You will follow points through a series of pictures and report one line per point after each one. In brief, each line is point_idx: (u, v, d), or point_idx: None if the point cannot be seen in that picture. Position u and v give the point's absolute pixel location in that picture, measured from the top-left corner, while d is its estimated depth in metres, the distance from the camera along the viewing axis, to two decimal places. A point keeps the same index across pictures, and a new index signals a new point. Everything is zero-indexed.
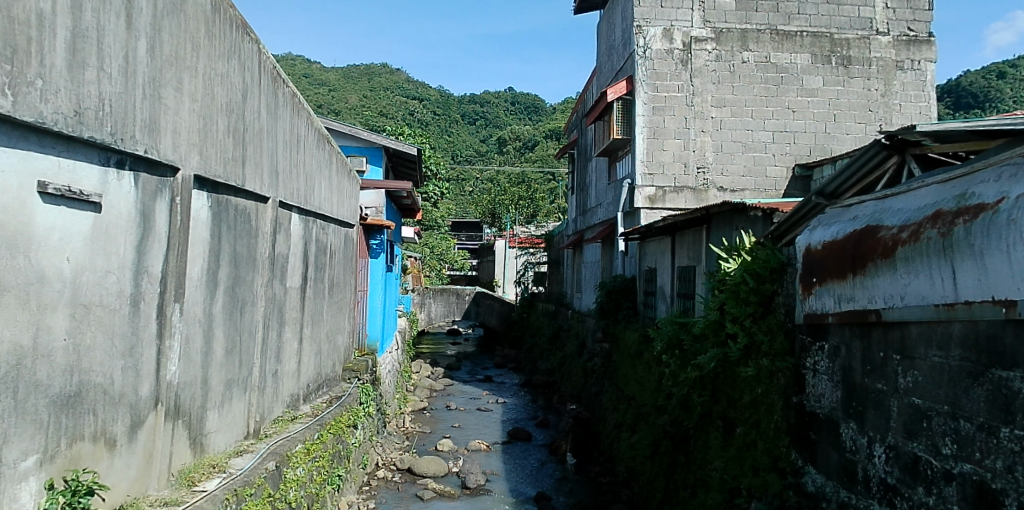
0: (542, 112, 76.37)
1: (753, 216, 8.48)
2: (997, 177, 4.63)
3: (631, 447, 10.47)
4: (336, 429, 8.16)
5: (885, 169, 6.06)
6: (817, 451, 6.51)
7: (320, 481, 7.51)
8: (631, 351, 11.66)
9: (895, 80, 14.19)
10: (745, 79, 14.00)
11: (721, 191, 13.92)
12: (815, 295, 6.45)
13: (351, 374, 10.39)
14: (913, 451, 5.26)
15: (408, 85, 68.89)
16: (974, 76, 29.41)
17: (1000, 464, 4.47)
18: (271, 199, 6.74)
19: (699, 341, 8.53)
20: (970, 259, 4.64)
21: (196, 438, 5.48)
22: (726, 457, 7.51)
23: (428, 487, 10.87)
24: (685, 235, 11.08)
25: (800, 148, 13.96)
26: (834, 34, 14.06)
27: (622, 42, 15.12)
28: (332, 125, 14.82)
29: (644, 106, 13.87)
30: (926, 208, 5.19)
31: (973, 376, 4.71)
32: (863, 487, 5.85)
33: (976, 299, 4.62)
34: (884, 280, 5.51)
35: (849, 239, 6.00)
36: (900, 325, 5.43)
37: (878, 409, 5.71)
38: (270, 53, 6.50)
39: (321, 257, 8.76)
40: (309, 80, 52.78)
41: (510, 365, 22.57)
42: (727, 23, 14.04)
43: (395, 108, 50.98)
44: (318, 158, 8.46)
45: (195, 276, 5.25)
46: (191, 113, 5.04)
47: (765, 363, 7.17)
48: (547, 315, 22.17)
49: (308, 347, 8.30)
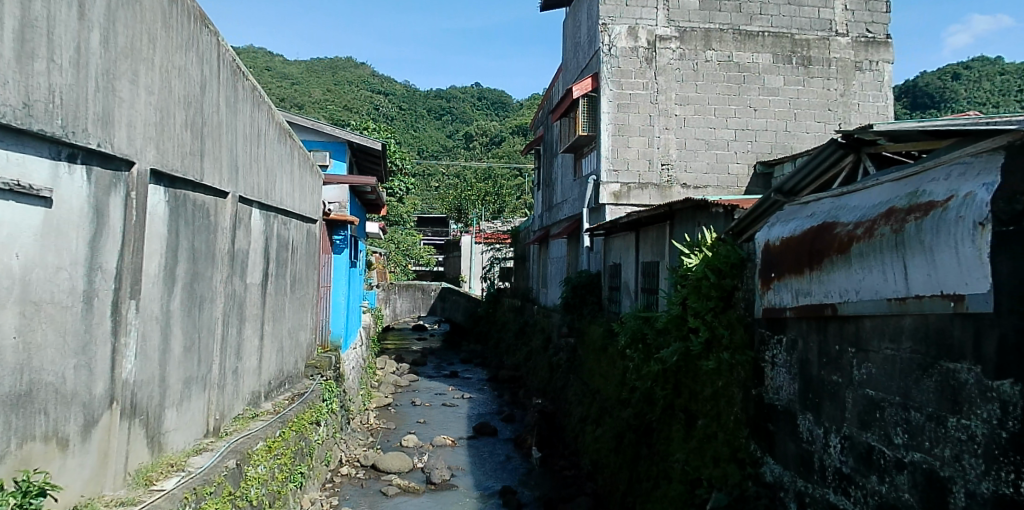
0: (508, 109, 76.32)
1: (715, 212, 8.63)
2: (946, 176, 4.76)
3: (595, 440, 10.58)
4: (298, 426, 8.06)
5: (841, 167, 6.19)
6: (775, 442, 6.66)
7: (282, 478, 7.45)
8: (596, 345, 11.76)
9: (854, 80, 14.49)
10: (709, 78, 14.17)
11: (685, 188, 14.09)
12: (774, 290, 6.62)
13: (314, 370, 10.21)
14: (867, 441, 5.40)
15: (374, 79, 68.27)
16: (930, 77, 30.02)
17: (948, 453, 4.59)
18: (230, 194, 6.63)
19: (662, 335, 8.67)
20: (921, 254, 4.77)
21: (153, 437, 5.39)
22: (688, 448, 7.70)
23: (393, 483, 10.86)
24: (650, 230, 11.18)
25: (761, 146, 14.22)
26: (795, 35, 14.31)
27: (587, 39, 15.20)
28: (295, 119, 14.62)
29: (609, 104, 13.99)
30: (879, 205, 5.33)
31: (923, 367, 4.83)
32: (819, 476, 5.99)
33: (925, 293, 4.75)
34: (840, 275, 5.67)
35: (807, 234, 6.15)
36: (855, 319, 5.57)
37: (834, 400, 5.84)
38: (229, 46, 6.38)
39: (283, 252, 8.64)
40: (271, 74, 51.98)
41: (475, 361, 22.59)
42: (691, 23, 14.18)
43: (360, 101, 50.40)
44: (279, 152, 8.34)
45: (152, 273, 5.16)
46: (147, 106, 4.94)
47: (725, 357, 7.29)
48: (511, 311, 22.21)
49: (269, 344, 8.19)
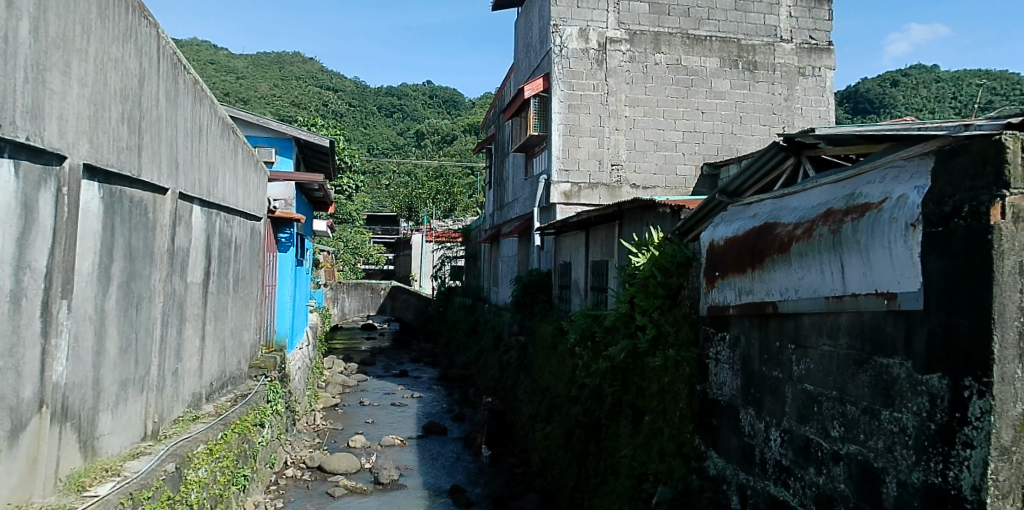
0: (461, 107, 76.13)
1: (662, 212, 8.77)
2: (881, 179, 4.93)
3: (544, 437, 10.65)
4: (241, 428, 7.90)
5: (782, 170, 6.35)
6: (718, 436, 6.82)
7: (224, 481, 7.29)
8: (546, 343, 11.84)
9: (797, 85, 14.91)
10: (658, 80, 14.37)
11: (634, 188, 14.27)
12: (718, 288, 6.78)
13: (258, 371, 10.01)
14: (805, 434, 5.56)
15: (323, 75, 67.26)
16: (870, 84, 31.01)
17: (881, 444, 4.76)
18: (169, 190, 6.45)
19: (610, 333, 8.79)
20: (856, 254, 4.93)
21: (86, 441, 5.20)
22: (635, 444, 7.82)
23: (339, 484, 10.73)
24: (599, 230, 11.30)
25: (708, 147, 14.50)
26: (741, 40, 14.62)
27: (539, 40, 15.26)
28: (239, 114, 14.29)
29: (560, 104, 14.09)
30: (818, 207, 5.49)
31: (858, 363, 4.99)
32: (760, 469, 6.15)
33: (861, 292, 4.91)
34: (780, 274, 5.83)
35: (749, 234, 6.31)
36: (795, 317, 5.72)
37: (774, 395, 6.00)
38: (169, 38, 6.19)
39: (225, 250, 8.45)
40: (216, 67, 50.73)
41: (426, 360, 22.46)
42: (641, 26, 14.35)
43: (309, 97, 49.57)
44: (222, 148, 8.15)
45: (84, 271, 4.98)
46: (80, 99, 4.77)
47: (671, 353, 7.43)
48: (461, 309, 22.16)
49: (211, 345, 8.00)
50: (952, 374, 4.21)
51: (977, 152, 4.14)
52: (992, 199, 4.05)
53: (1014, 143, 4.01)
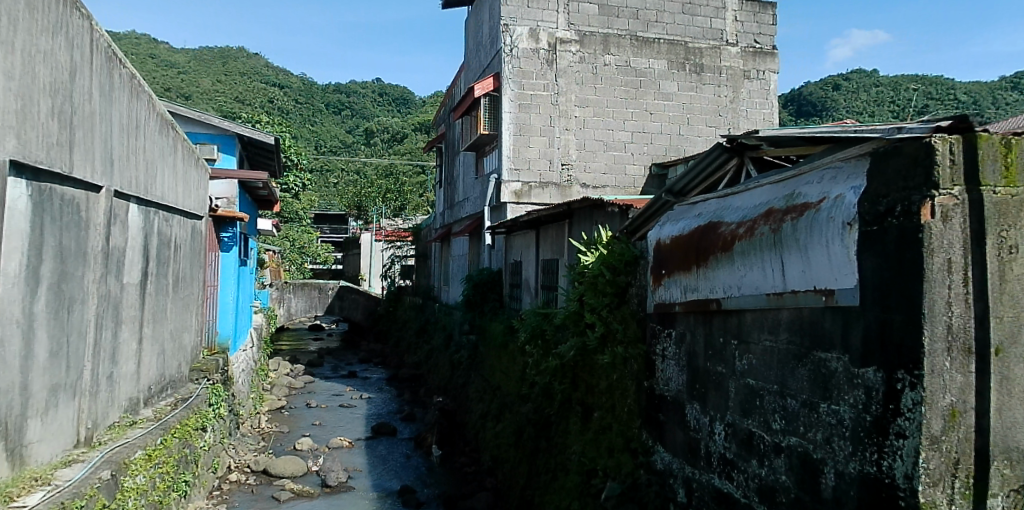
0: (411, 106, 75.59)
1: (611, 211, 8.85)
2: (820, 179, 5.07)
3: (495, 436, 10.65)
4: (181, 433, 7.69)
5: (726, 171, 6.46)
6: (665, 431, 6.93)
7: (163, 488, 7.10)
8: (496, 342, 11.86)
9: (742, 88, 15.23)
10: (607, 81, 14.50)
11: (585, 188, 14.38)
12: (665, 286, 6.89)
13: (200, 374, 9.68)
14: (748, 427, 5.69)
15: (269, 71, 65.90)
16: (813, 88, 31.89)
17: (820, 436, 4.89)
18: (103, 188, 6.22)
19: (560, 331, 8.85)
20: (796, 252, 5.06)
21: (14, 449, 4.99)
22: (584, 440, 7.89)
23: (285, 487, 10.55)
24: (549, 229, 11.37)
25: (656, 148, 14.70)
26: (688, 43, 14.86)
27: (489, 39, 15.25)
28: (180, 110, 13.89)
29: (510, 103, 14.11)
30: (760, 206, 5.62)
31: (798, 357, 5.12)
32: (705, 462, 6.26)
33: (800, 289, 5.05)
34: (723, 272, 5.95)
35: (694, 233, 6.42)
36: (737, 313, 5.85)
37: (719, 390, 6.11)
38: (102, 30, 5.98)
39: (164, 250, 8.21)
40: (155, 61, 49.18)
41: (375, 360, 22.24)
42: (590, 27, 14.45)
43: (254, 94, 48.51)
44: (161, 145, 7.91)
45: (11, 272, 4.78)
46: (6, 92, 4.56)
47: (620, 351, 7.53)
48: (412, 309, 22.00)
49: (149, 348, 7.75)
50: (887, 367, 4.35)
51: (909, 154, 4.27)
52: (922, 199, 4.17)
53: (943, 145, 4.15)
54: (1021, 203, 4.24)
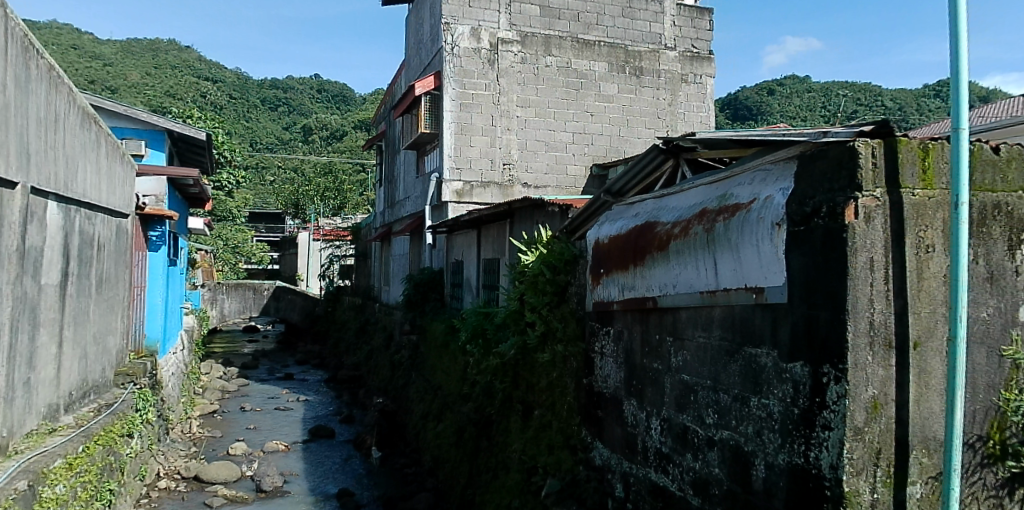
0: (350, 103, 74.53)
1: (551, 211, 8.91)
2: (751, 181, 5.20)
3: (436, 436, 10.59)
4: (105, 440, 7.41)
5: (662, 172, 6.57)
6: (604, 427, 7.01)
7: (86, 498, 6.82)
8: (437, 342, 11.80)
9: (680, 92, 15.54)
10: (548, 82, 14.58)
11: (526, 187, 14.44)
12: (603, 285, 6.97)
13: (126, 378, 9.28)
14: (683, 422, 5.80)
15: (201, 65, 63.94)
16: (749, 92, 32.79)
17: (751, 429, 5.02)
18: (19, 184, 5.92)
19: (501, 330, 8.85)
20: (728, 251, 5.18)
21: None
22: (525, 438, 7.92)
23: (218, 493, 10.27)
24: (490, 228, 11.37)
25: (597, 149, 14.88)
26: (628, 46, 15.08)
27: (430, 38, 15.15)
28: (105, 104, 13.34)
29: (451, 102, 14.05)
30: (694, 207, 5.73)
31: (730, 353, 5.25)
32: (642, 457, 6.36)
33: (732, 287, 5.17)
34: (659, 271, 6.05)
35: (631, 232, 6.51)
36: (673, 311, 5.96)
37: (655, 386, 6.22)
38: (18, 18, 5.70)
39: (87, 250, 7.87)
40: (78, 52, 47.10)
41: (313, 362, 21.84)
42: (532, 28, 14.50)
43: (185, 88, 46.99)
44: (83, 139, 7.59)
45: None
46: None
47: (559, 349, 7.59)
48: (351, 309, 21.69)
49: (70, 351, 7.42)
50: (813, 362, 4.51)
51: (834, 158, 4.42)
52: (847, 200, 4.32)
53: (865, 149, 4.31)
54: (938, 205, 4.43)
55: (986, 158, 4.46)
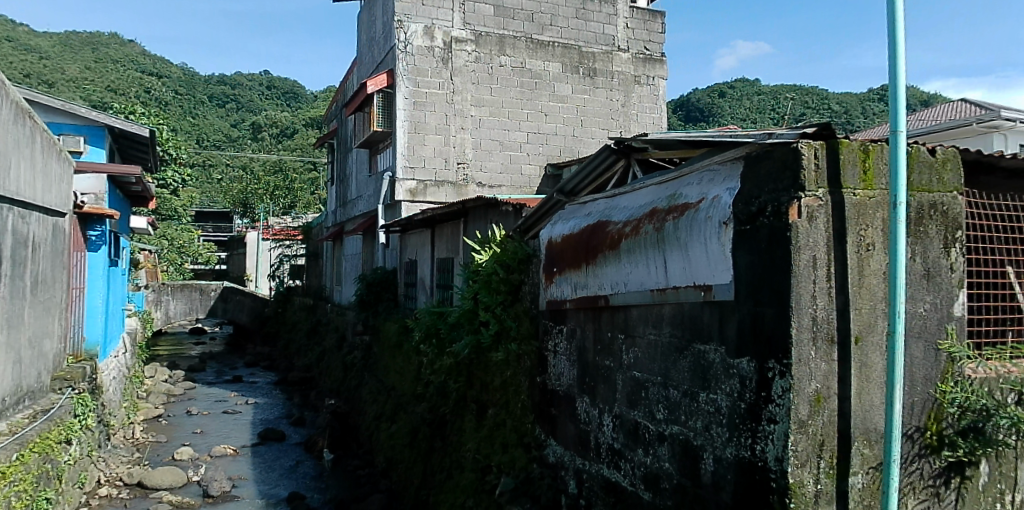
0: (301, 100, 73.36)
1: (505, 210, 8.91)
2: (699, 181, 5.28)
3: (389, 437, 10.50)
4: (41, 448, 7.16)
5: (614, 172, 6.63)
6: (557, 425, 7.04)
7: (21, 508, 6.58)
8: (391, 342, 11.71)
9: (633, 93, 15.73)
10: (503, 82, 14.58)
11: (480, 187, 14.42)
12: (556, 284, 7.00)
13: (63, 383, 8.99)
14: (634, 418, 5.86)
15: (145, 59, 62.08)
16: (701, 94, 33.37)
17: (700, 424, 5.11)
18: None
19: (454, 329, 8.81)
20: (677, 250, 5.25)
21: None
22: (479, 437, 7.91)
23: (162, 500, 9.99)
24: (444, 228, 11.31)
25: (551, 149, 14.95)
26: (582, 47, 15.19)
27: (382, 35, 14.99)
28: (41, 98, 12.85)
29: (404, 101, 13.95)
30: (645, 206, 5.80)
31: (679, 350, 5.33)
32: (594, 453, 6.40)
33: (681, 285, 5.25)
34: (611, 269, 6.10)
35: (583, 231, 6.55)
36: (624, 308, 6.02)
37: (607, 383, 6.27)
38: None
39: (21, 250, 7.57)
40: (12, 45, 45.19)
41: (263, 364, 21.42)
42: (485, 27, 14.45)
43: (128, 83, 45.56)
44: (16, 135, 7.29)
45: None
46: None
47: (513, 348, 7.61)
48: (302, 310, 21.36)
49: (3, 356, 7.13)
50: (759, 357, 4.60)
51: (778, 159, 4.53)
52: (790, 200, 4.42)
53: (808, 150, 4.42)
54: (878, 204, 4.57)
55: (922, 159, 4.61)
